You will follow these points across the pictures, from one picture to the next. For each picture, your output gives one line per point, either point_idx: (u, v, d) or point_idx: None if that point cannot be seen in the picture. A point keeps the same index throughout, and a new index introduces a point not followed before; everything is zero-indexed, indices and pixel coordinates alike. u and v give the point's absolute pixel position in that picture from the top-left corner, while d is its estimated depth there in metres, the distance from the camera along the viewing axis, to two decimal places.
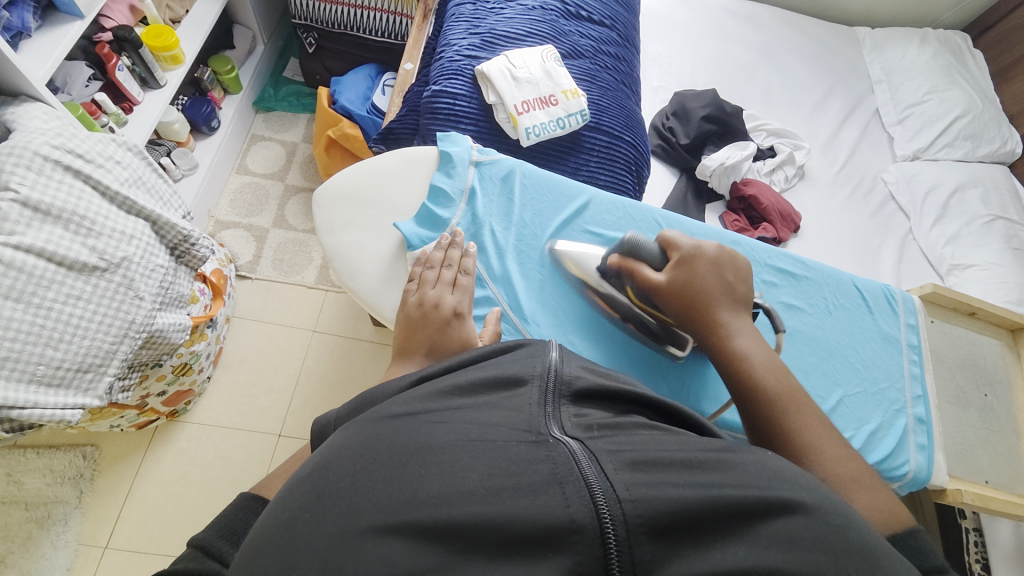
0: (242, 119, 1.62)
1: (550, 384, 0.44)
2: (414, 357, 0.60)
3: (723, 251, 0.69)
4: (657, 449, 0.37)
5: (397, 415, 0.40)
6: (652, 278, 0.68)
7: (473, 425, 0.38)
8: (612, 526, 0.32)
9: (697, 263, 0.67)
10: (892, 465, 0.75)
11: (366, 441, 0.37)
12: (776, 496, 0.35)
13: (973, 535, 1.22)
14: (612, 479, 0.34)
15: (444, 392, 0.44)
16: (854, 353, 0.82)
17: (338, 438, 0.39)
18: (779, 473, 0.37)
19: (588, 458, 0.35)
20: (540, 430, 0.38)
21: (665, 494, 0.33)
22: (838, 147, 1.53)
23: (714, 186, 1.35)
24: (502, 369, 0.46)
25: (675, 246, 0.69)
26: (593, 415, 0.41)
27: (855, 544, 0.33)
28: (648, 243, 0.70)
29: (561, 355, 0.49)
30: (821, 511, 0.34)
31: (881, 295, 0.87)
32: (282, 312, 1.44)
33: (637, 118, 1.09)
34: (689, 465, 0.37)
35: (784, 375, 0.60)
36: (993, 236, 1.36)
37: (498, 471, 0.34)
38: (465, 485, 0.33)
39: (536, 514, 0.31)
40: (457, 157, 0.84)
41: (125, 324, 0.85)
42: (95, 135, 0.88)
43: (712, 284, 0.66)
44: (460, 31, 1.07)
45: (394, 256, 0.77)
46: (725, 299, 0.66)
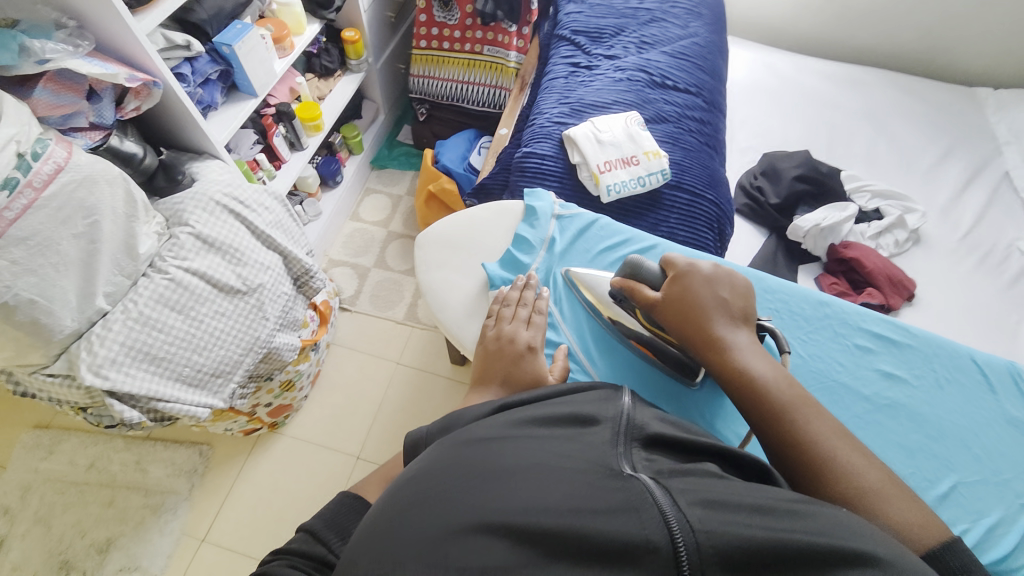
0: (360, 174, 1.89)
1: (623, 428, 0.45)
2: (489, 387, 0.64)
3: (720, 270, 0.71)
4: (727, 492, 0.38)
5: (480, 439, 0.44)
6: (649, 296, 0.72)
7: (552, 455, 0.41)
8: (684, 551, 0.33)
9: (689, 280, 0.70)
10: (1011, 568, 0.63)
11: (455, 459, 0.41)
12: (849, 547, 0.33)
13: None
14: (685, 511, 0.35)
15: (526, 423, 0.47)
16: (972, 436, 0.71)
17: (432, 455, 0.44)
18: (852, 527, 0.36)
19: (661, 492, 0.37)
20: (614, 465, 0.40)
21: (738, 534, 0.34)
22: (960, 211, 1.39)
23: (808, 247, 1.29)
24: (577, 408, 0.48)
25: (672, 266, 0.73)
26: (663, 461, 0.42)
27: None
28: (649, 264, 0.75)
29: (634, 402, 0.51)
30: (899, 569, 0.33)
31: (1006, 373, 0.76)
32: (373, 343, 1.59)
33: (720, 177, 1.10)
34: (760, 510, 0.36)
35: (793, 387, 0.60)
36: None
37: (577, 494, 0.36)
38: (547, 502, 0.35)
39: (614, 531, 0.34)
40: (540, 210, 0.91)
41: (251, 339, 1.02)
42: (254, 186, 1.09)
43: (706, 299, 0.68)
44: (552, 100, 1.19)
45: (478, 294, 0.85)
46: (721, 315, 0.67)
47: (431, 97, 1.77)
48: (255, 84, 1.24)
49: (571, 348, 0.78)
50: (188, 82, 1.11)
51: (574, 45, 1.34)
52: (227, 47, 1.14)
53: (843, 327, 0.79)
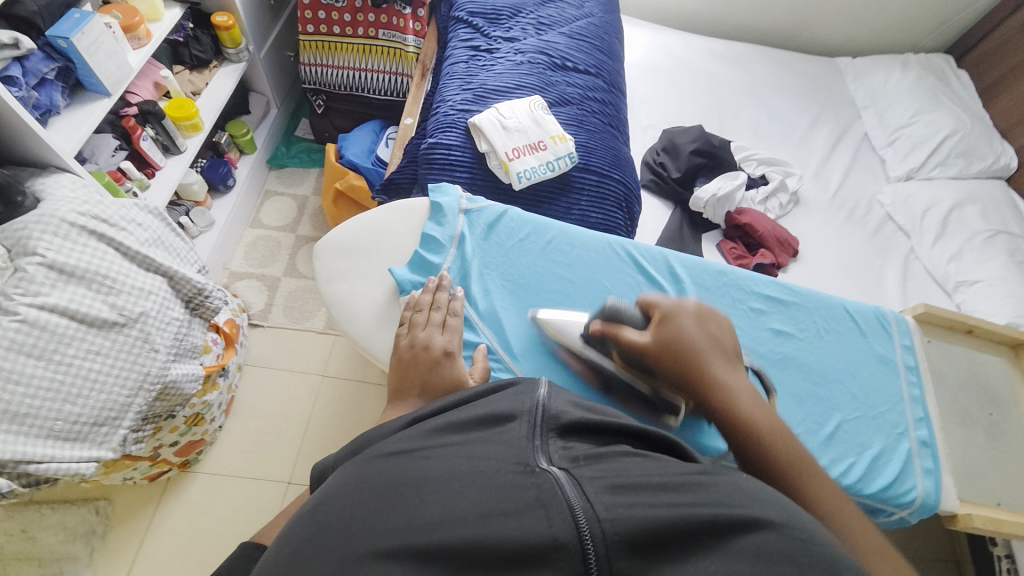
0: (256, 176, 1.72)
1: (539, 418, 0.44)
2: (407, 398, 0.62)
3: (703, 308, 0.71)
4: (637, 474, 0.38)
5: (395, 451, 0.42)
6: (636, 340, 0.68)
7: (464, 459, 0.39)
8: (590, 540, 0.33)
9: (677, 320, 0.68)
10: (897, 492, 0.73)
11: (362, 478, 0.39)
12: (747, 514, 0.35)
13: (1007, 562, 1.15)
14: (592, 500, 0.35)
15: (443, 428, 0.45)
16: (850, 377, 0.81)
17: (342, 474, 0.41)
18: (750, 492, 0.38)
19: (571, 484, 0.36)
20: (528, 461, 0.39)
21: (642, 516, 0.34)
22: (830, 172, 1.57)
23: (709, 216, 1.39)
24: (493, 406, 0.46)
25: (654, 306, 0.70)
26: (579, 447, 0.42)
27: (823, 559, 0.34)
28: (628, 308, 0.71)
29: (549, 390, 0.49)
30: (790, 529, 0.35)
31: (874, 317, 0.87)
32: (293, 358, 1.47)
33: (625, 157, 1.13)
34: (666, 488, 0.37)
35: (792, 441, 0.58)
36: (996, 251, 1.35)
37: (487, 498, 0.35)
38: (455, 512, 0.35)
39: (520, 534, 0.33)
40: (447, 206, 0.88)
41: (140, 376, 0.89)
42: (119, 201, 0.94)
43: (698, 343, 0.66)
44: (454, 87, 1.14)
45: (389, 300, 0.81)
46: (713, 357, 0.65)
47: (327, 87, 1.64)
48: (106, 82, 1.06)
49: (490, 346, 0.77)
50: (19, 86, 0.92)
51: (472, 28, 1.30)
52: (63, 40, 0.95)
53: (739, 292, 0.86)
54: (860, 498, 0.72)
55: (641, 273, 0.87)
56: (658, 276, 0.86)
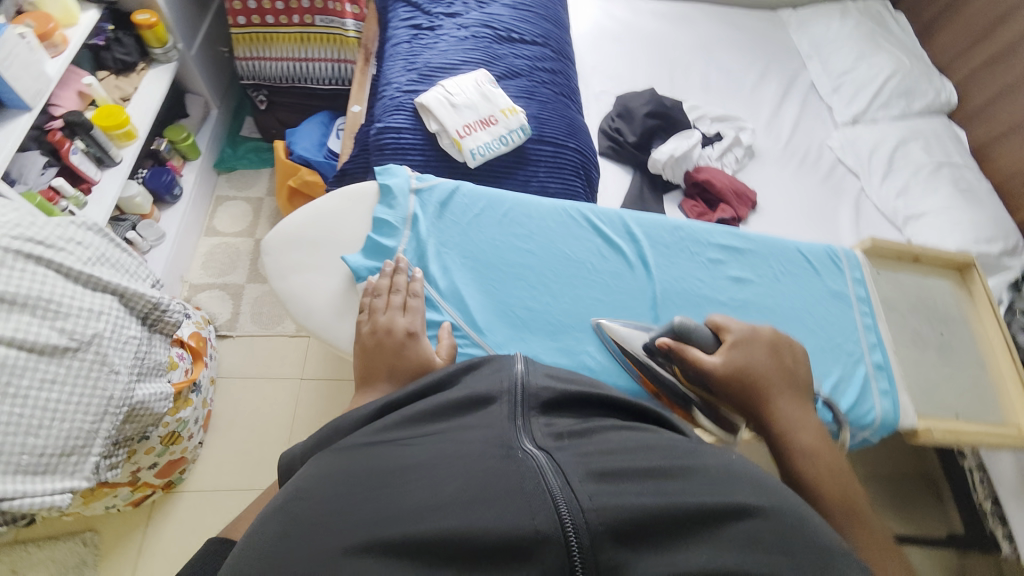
0: (204, 183, 1.65)
1: (519, 398, 0.44)
2: (375, 383, 0.61)
3: (778, 336, 0.71)
4: (624, 459, 0.38)
5: (366, 442, 0.42)
6: (703, 360, 0.66)
7: (449, 445, 0.40)
8: (574, 531, 0.32)
9: (750, 347, 0.68)
10: (858, 414, 0.76)
11: (346, 470, 0.39)
12: (734, 501, 0.35)
13: (976, 473, 1.21)
14: (576, 490, 0.34)
15: (418, 417, 0.45)
16: (807, 314, 0.84)
17: (313, 468, 0.41)
18: (737, 475, 0.38)
19: (553, 471, 0.36)
20: (512, 443, 0.39)
21: (629, 501, 0.34)
22: (781, 123, 1.60)
23: (669, 177, 1.40)
24: (472, 388, 0.47)
25: (726, 330, 0.70)
26: (561, 423, 0.43)
27: (812, 541, 0.34)
28: (701, 328, 0.69)
29: (527, 365, 0.50)
30: (780, 513, 0.35)
31: (825, 255, 0.90)
32: (267, 364, 1.44)
33: (579, 125, 1.12)
34: (653, 475, 0.37)
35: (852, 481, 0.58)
36: (941, 183, 1.40)
37: (469, 485, 0.35)
38: (439, 498, 0.34)
39: (501, 526, 0.32)
40: (396, 188, 0.85)
41: (104, 401, 0.85)
42: (53, 220, 0.89)
43: (770, 370, 0.66)
44: (398, 68, 1.10)
45: (346, 289, 0.79)
46: (784, 386, 0.66)
47: (267, 80, 1.57)
48: (26, 96, 0.99)
49: (455, 322, 0.75)
50: None
51: (410, 6, 1.25)
52: None
53: (697, 245, 0.88)
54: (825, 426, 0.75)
55: (600, 236, 0.88)
56: (617, 237, 0.87)
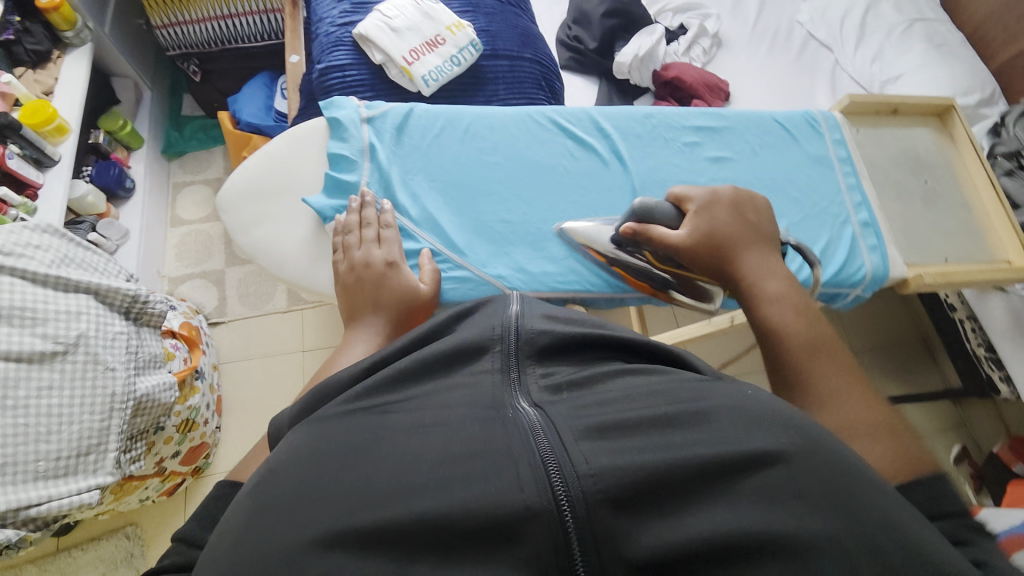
0: (156, 172, 1.56)
1: (512, 348, 0.43)
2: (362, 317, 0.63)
3: (740, 194, 0.70)
4: (628, 410, 0.36)
5: (343, 412, 0.40)
6: (668, 236, 0.66)
7: (433, 413, 0.37)
8: (568, 503, 0.30)
9: (714, 209, 0.67)
10: (848, 273, 0.77)
11: (318, 445, 0.37)
12: (752, 447, 0.32)
13: (969, 324, 1.20)
14: (571, 452, 0.32)
15: (397, 377, 0.43)
16: (789, 183, 0.82)
17: (295, 440, 0.39)
18: (755, 416, 0.35)
19: (547, 433, 0.34)
20: (503, 404, 0.37)
21: (630, 461, 0.31)
22: (747, 3, 1.51)
23: (637, 81, 1.34)
24: (464, 337, 0.45)
25: (687, 200, 0.69)
26: (561, 373, 0.41)
27: (842, 487, 0.31)
28: (662, 206, 0.68)
29: (523, 307, 0.49)
30: (804, 458, 0.32)
31: (802, 120, 0.87)
32: (267, 342, 1.44)
33: (533, 34, 1.04)
34: (659, 423, 0.35)
35: (816, 324, 0.55)
36: (914, 41, 1.34)
37: (447, 460, 0.33)
38: (414, 479, 0.32)
39: (484, 503, 0.30)
40: (345, 119, 0.80)
41: (107, 398, 0.84)
42: (4, 227, 0.85)
43: (732, 230, 0.65)
44: (328, 2, 1.00)
45: (315, 233, 0.77)
46: (745, 242, 0.65)
47: (195, 47, 1.43)
48: None
49: (436, 249, 0.74)
50: None
51: None
52: None
53: (670, 131, 0.84)
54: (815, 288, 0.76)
55: (569, 137, 0.84)
56: (588, 136, 0.84)
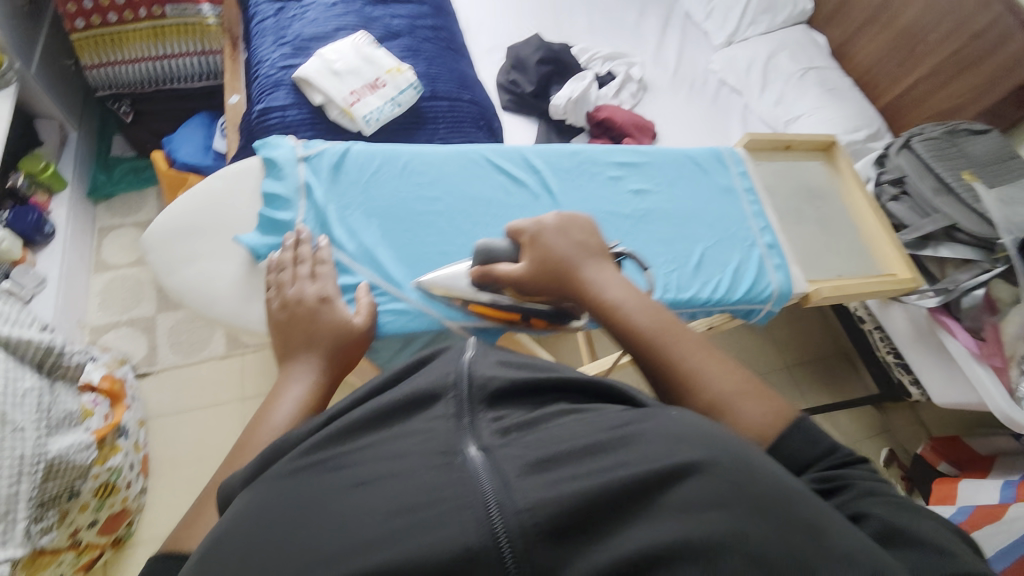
0: (80, 216, 1.47)
1: (465, 393, 0.40)
2: (296, 356, 0.61)
3: (563, 217, 0.72)
4: (561, 441, 0.36)
5: (292, 470, 0.39)
6: (511, 273, 0.68)
7: (382, 462, 0.37)
8: (506, 538, 0.31)
9: (542, 237, 0.69)
10: (757, 291, 0.85)
11: (266, 510, 0.36)
12: (673, 463, 0.33)
13: (877, 333, 1.33)
14: (508, 489, 0.33)
15: (345, 429, 0.41)
16: (704, 211, 0.91)
17: (245, 502, 0.38)
18: (678, 434, 0.36)
19: (484, 471, 0.34)
20: (454, 448, 0.36)
21: (562, 494, 0.32)
22: (666, 53, 1.67)
23: (573, 121, 1.43)
24: (414, 385, 0.42)
25: (522, 233, 0.70)
26: (512, 415, 0.39)
27: (756, 493, 0.33)
28: (500, 244, 0.71)
29: (477, 351, 0.47)
30: (717, 468, 0.34)
31: (711, 155, 0.97)
32: (203, 391, 1.35)
33: (471, 78, 1.11)
34: (590, 451, 0.35)
35: (658, 311, 0.62)
36: (809, 87, 1.53)
37: (396, 510, 0.33)
38: (363, 532, 0.32)
39: (431, 550, 0.30)
40: (280, 159, 0.81)
41: (15, 463, 0.82)
42: None
43: (566, 251, 0.67)
44: (268, 45, 1.03)
45: (248, 271, 0.76)
46: (582, 258, 0.67)
47: (126, 87, 1.39)
48: None
49: (375, 282, 0.76)
50: None
51: None
52: None
53: (595, 166, 0.91)
54: (730, 305, 0.84)
55: (503, 173, 0.88)
56: (521, 172, 0.88)
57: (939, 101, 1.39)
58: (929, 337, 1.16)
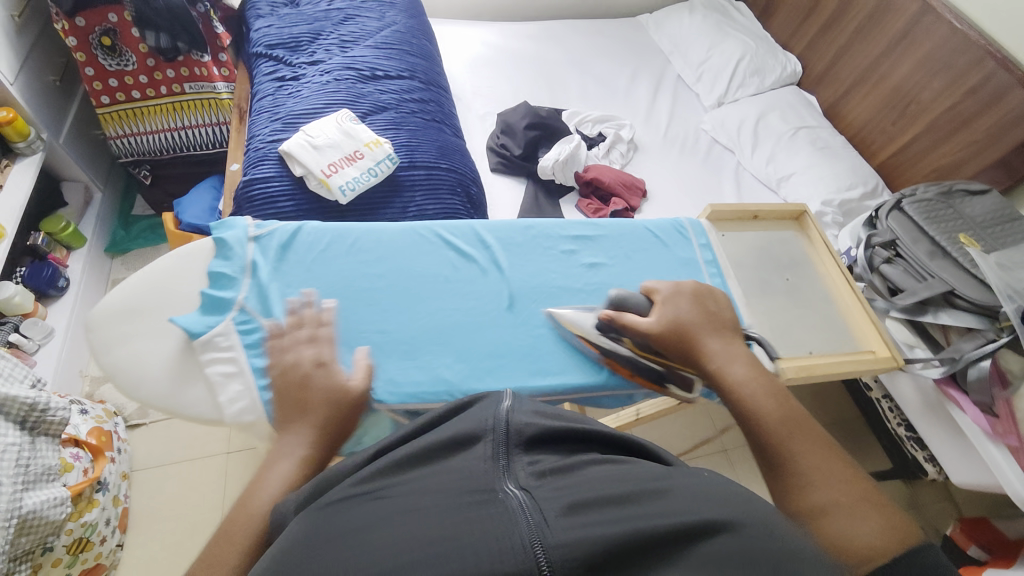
0: (95, 270, 1.56)
1: (503, 435, 0.45)
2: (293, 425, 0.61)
3: (680, 288, 0.76)
4: (598, 488, 0.39)
5: (345, 496, 0.41)
6: (639, 323, 0.72)
7: (425, 496, 0.39)
8: (546, 565, 0.33)
9: (670, 303, 0.74)
10: None
11: (316, 531, 0.38)
12: (701, 519, 0.36)
13: (886, 402, 1.25)
14: (549, 521, 0.35)
15: (398, 463, 0.45)
16: (662, 284, 0.90)
17: (295, 525, 0.40)
18: (708, 493, 0.39)
19: (530, 507, 0.37)
20: (493, 486, 0.40)
21: (596, 533, 0.34)
22: (658, 114, 1.72)
23: (562, 180, 1.46)
24: (458, 427, 0.47)
25: (655, 292, 0.76)
26: (546, 460, 0.44)
27: (780, 553, 0.35)
28: (634, 296, 0.75)
29: (514, 401, 0.52)
30: (743, 527, 0.36)
31: (671, 227, 0.97)
32: (189, 444, 1.36)
33: (453, 146, 1.16)
34: (617, 500, 0.38)
35: (783, 401, 0.62)
36: (800, 145, 1.53)
37: (443, 532, 0.35)
38: (412, 547, 0.34)
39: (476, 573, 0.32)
40: (231, 240, 0.84)
41: None
42: None
43: (691, 319, 0.72)
44: (262, 121, 1.10)
45: (183, 351, 0.76)
46: (704, 329, 0.72)
47: (146, 154, 1.52)
48: None
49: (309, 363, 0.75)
50: None
51: (274, 60, 1.27)
52: None
53: (548, 240, 0.93)
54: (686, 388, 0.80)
55: (452, 249, 0.90)
56: (476, 248, 0.90)
57: (936, 159, 1.35)
58: (938, 408, 1.07)
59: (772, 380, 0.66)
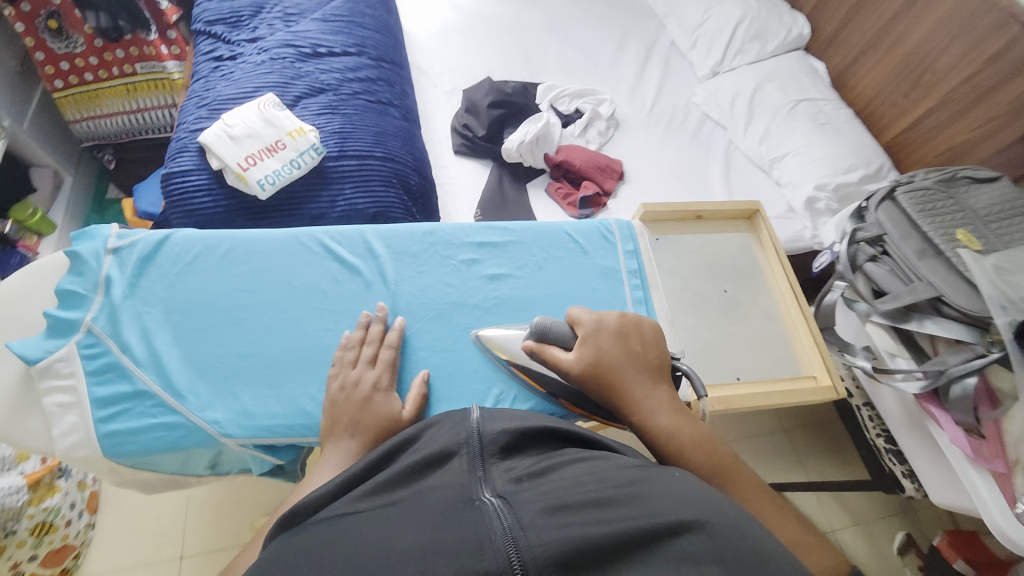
0: None
1: (475, 449, 0.45)
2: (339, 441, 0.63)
3: (626, 319, 0.72)
4: (574, 492, 0.39)
5: (337, 513, 0.39)
6: (560, 358, 0.68)
7: (412, 510, 0.39)
8: (520, 565, 0.33)
9: (600, 336, 0.68)
10: None
11: (297, 545, 0.36)
12: (674, 520, 0.36)
13: (867, 411, 1.14)
14: (525, 524, 0.35)
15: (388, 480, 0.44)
16: (579, 294, 0.86)
17: (278, 541, 0.39)
18: (681, 496, 0.38)
19: (506, 512, 0.37)
20: (473, 495, 0.40)
21: (575, 533, 0.34)
22: (645, 87, 1.57)
23: (530, 163, 1.36)
24: (428, 449, 0.46)
25: (579, 324, 0.70)
26: (520, 466, 0.44)
27: (752, 557, 0.34)
28: (557, 325, 0.71)
29: (484, 414, 0.51)
30: (718, 528, 0.35)
31: (596, 233, 0.93)
32: None
33: (393, 131, 1.07)
34: (599, 503, 0.38)
35: (709, 447, 0.60)
36: (799, 120, 1.36)
37: (426, 538, 0.35)
38: (395, 552, 0.34)
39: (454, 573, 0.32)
40: (84, 254, 0.79)
41: None
42: None
43: (617, 360, 0.66)
44: (190, 108, 1.05)
45: (21, 378, 0.72)
46: (632, 372, 0.66)
47: (105, 138, 1.48)
48: None
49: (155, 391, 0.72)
50: None
51: (212, 37, 1.18)
52: None
53: (448, 249, 0.88)
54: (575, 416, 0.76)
55: (335, 259, 0.85)
56: (375, 257, 0.86)
57: (950, 136, 1.18)
58: (920, 422, 0.96)
59: (696, 425, 0.63)
